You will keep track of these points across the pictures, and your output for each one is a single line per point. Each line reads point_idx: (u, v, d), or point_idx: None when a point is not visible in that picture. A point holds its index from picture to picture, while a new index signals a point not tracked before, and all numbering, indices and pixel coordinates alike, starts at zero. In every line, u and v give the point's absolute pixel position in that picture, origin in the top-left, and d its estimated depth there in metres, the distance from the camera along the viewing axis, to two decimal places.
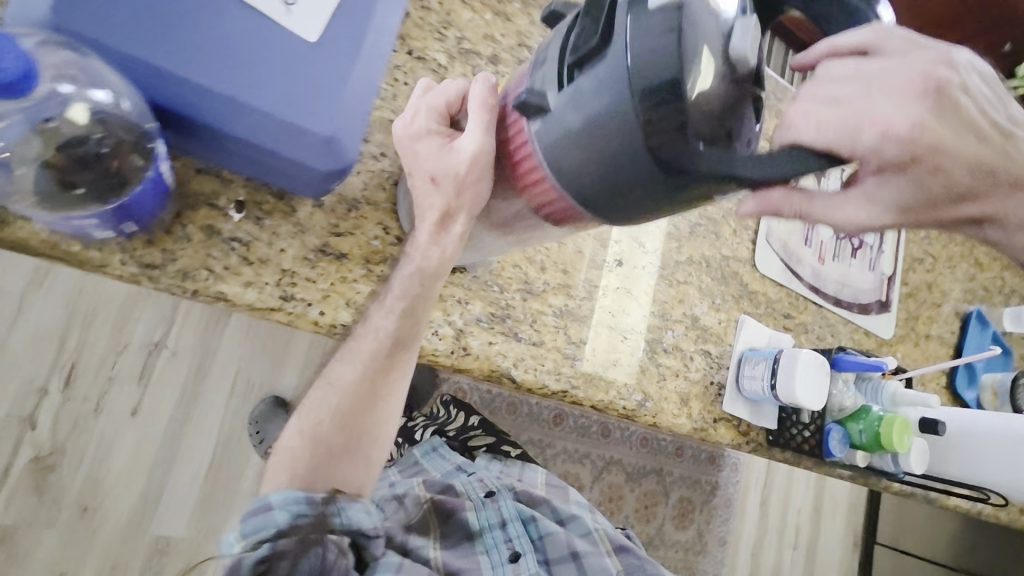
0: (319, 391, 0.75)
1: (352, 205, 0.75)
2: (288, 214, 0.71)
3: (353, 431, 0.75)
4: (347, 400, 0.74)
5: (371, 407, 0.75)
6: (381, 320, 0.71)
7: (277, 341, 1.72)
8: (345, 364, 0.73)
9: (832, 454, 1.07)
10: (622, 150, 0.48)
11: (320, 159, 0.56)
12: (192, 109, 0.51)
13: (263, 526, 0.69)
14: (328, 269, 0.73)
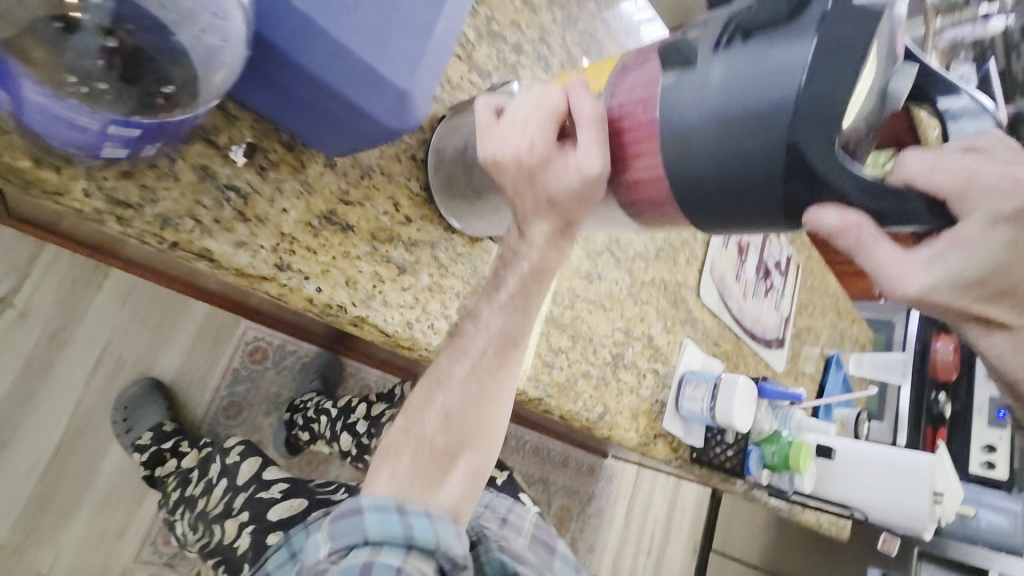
0: (421, 394, 0.66)
1: (365, 172, 0.67)
2: (295, 169, 0.60)
3: (459, 433, 0.66)
4: (457, 404, 0.65)
5: (480, 406, 0.66)
6: (487, 314, 0.64)
7: (164, 315, 1.47)
8: (459, 366, 0.65)
9: (748, 470, 1.20)
10: (759, 150, 0.43)
11: (388, 115, 0.49)
12: (259, 20, 0.43)
13: (354, 529, 0.63)
14: (331, 240, 0.63)
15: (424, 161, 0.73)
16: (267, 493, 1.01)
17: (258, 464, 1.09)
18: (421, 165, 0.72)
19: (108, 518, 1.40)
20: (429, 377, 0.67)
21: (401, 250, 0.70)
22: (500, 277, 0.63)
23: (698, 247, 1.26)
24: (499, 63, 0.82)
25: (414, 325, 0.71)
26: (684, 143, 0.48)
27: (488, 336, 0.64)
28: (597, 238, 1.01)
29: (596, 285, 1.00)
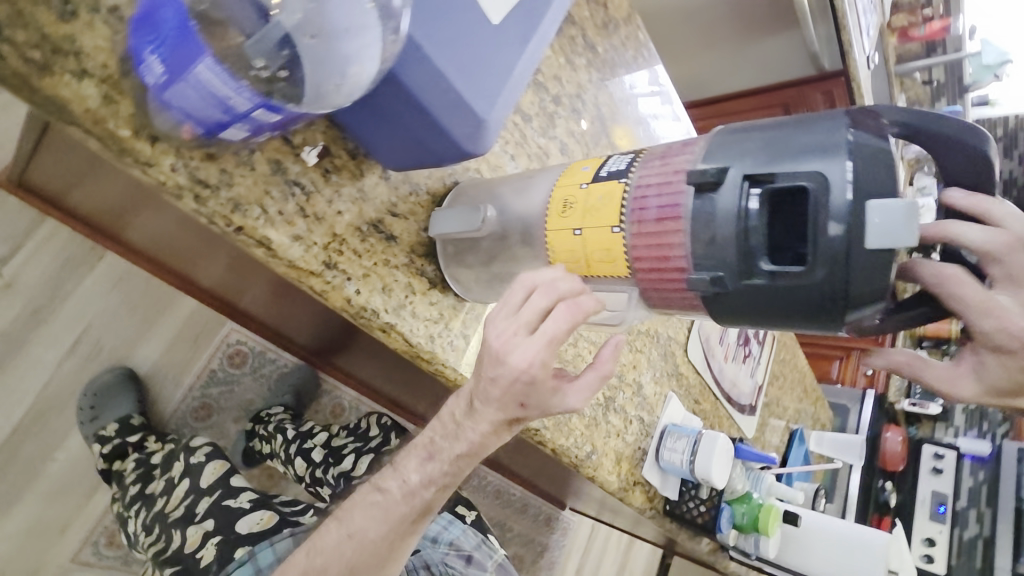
0: (326, 532, 0.68)
1: (414, 188, 0.71)
2: (355, 175, 0.64)
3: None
4: (365, 556, 0.66)
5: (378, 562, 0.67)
6: (402, 474, 0.66)
7: (151, 307, 1.45)
8: (372, 521, 0.66)
9: (718, 528, 1.23)
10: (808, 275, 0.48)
11: (465, 138, 0.53)
12: None
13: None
14: (376, 246, 0.67)
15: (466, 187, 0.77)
16: (235, 502, 0.98)
17: (224, 469, 1.06)
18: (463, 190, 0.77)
19: (50, 512, 1.32)
20: (342, 520, 0.68)
21: (435, 266, 0.73)
22: (427, 451, 0.65)
23: None
24: (538, 110, 0.90)
25: (437, 339, 0.73)
26: (716, 253, 0.52)
27: (409, 500, 0.66)
28: None
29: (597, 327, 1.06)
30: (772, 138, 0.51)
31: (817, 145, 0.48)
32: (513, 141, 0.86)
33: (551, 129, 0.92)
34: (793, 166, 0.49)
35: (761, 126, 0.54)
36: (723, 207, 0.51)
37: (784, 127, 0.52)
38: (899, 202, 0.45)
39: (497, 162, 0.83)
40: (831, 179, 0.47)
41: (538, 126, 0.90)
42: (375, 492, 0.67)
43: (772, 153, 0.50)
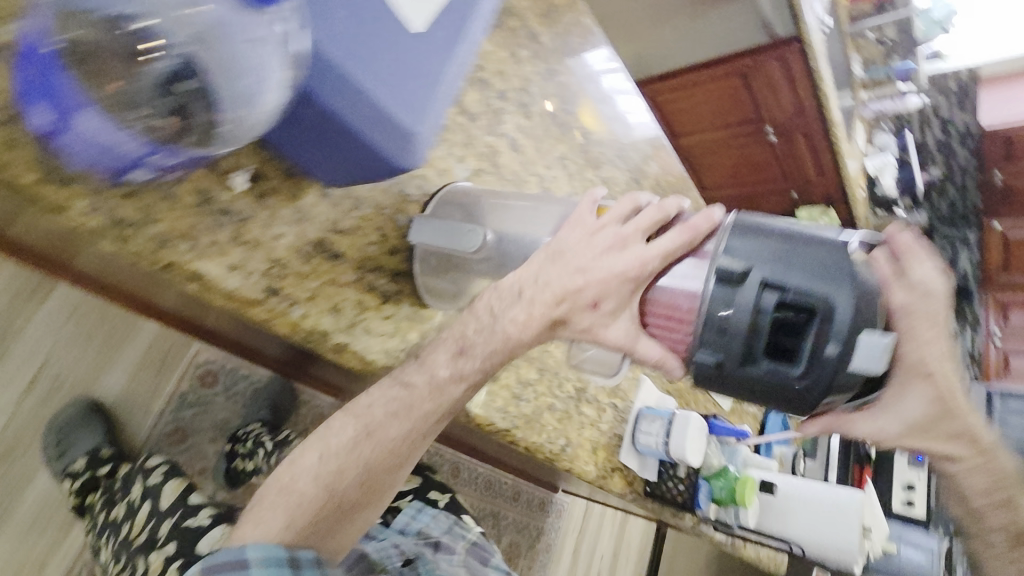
0: (339, 429, 0.65)
1: (357, 203, 0.69)
2: (292, 197, 0.62)
3: (358, 482, 0.65)
4: (379, 457, 0.65)
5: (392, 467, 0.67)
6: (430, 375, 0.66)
7: (111, 334, 1.41)
8: (391, 421, 0.65)
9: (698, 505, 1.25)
10: (778, 377, 0.52)
11: (396, 152, 0.52)
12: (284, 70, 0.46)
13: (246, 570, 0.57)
14: (321, 266, 0.65)
15: (412, 196, 0.75)
16: (194, 520, 0.97)
17: (182, 487, 1.04)
18: (410, 199, 0.75)
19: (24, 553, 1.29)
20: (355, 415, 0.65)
21: (386, 280, 0.72)
22: (458, 345, 0.66)
23: None
24: (483, 108, 0.88)
25: (394, 353, 0.72)
26: (713, 334, 0.54)
27: (436, 395, 0.65)
28: None
29: None
30: (781, 240, 0.55)
31: (826, 264, 0.52)
32: (459, 144, 0.84)
33: (498, 127, 0.91)
34: (805, 276, 0.52)
35: (778, 228, 0.56)
36: (745, 297, 0.52)
37: (791, 239, 0.55)
38: (883, 340, 0.51)
39: (444, 167, 0.81)
40: (837, 304, 0.50)
41: (484, 126, 0.88)
42: (389, 383, 0.66)
43: (783, 262, 0.53)
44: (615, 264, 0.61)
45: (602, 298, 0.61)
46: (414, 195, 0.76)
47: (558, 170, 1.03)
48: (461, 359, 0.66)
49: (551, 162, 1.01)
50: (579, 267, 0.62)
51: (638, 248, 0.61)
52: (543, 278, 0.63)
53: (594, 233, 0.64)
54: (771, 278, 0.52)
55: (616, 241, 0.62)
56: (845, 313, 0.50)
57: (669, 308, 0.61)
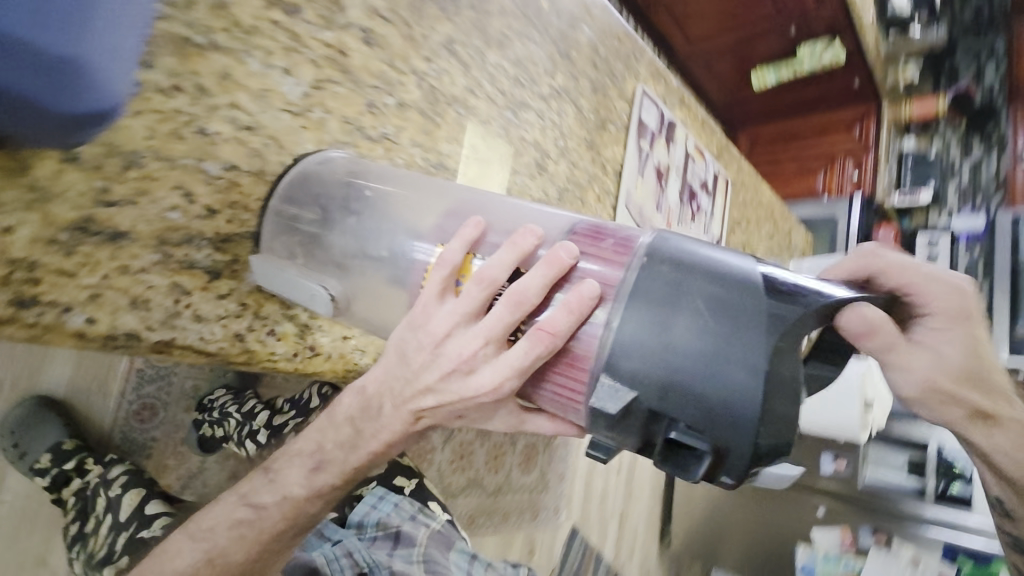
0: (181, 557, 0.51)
1: (130, 160, 0.52)
2: (13, 173, 0.45)
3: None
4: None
5: None
6: (282, 487, 0.52)
7: None
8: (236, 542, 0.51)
9: None
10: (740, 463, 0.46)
11: (63, 98, 0.35)
12: None
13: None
14: (95, 255, 0.50)
15: (220, 135, 0.58)
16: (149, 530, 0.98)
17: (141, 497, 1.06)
18: (217, 139, 0.58)
19: None
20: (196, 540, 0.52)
21: (208, 252, 0.57)
22: (315, 459, 0.52)
23: (610, 182, 1.16)
24: None
25: (246, 335, 0.60)
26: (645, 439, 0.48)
27: (291, 517, 0.52)
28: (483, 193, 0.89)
29: None
30: (717, 337, 0.40)
31: (736, 397, 0.39)
32: (282, 49, 0.63)
33: (340, 15, 0.69)
34: (715, 420, 0.39)
35: (705, 297, 0.42)
36: (627, 426, 0.42)
37: (664, 325, 0.42)
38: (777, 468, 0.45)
39: (264, 85, 0.61)
40: (752, 423, 0.38)
41: (317, 17, 0.66)
42: (232, 504, 0.53)
43: (659, 372, 0.41)
44: (483, 385, 0.45)
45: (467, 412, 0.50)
46: (222, 132, 0.58)
47: (445, 57, 0.81)
48: (320, 466, 0.52)
49: (432, 49, 0.80)
50: (429, 385, 0.47)
51: (493, 362, 0.45)
52: (393, 398, 0.49)
53: (430, 332, 0.47)
54: (672, 412, 0.40)
55: (463, 358, 0.46)
56: (754, 445, 0.39)
57: (562, 380, 0.47)
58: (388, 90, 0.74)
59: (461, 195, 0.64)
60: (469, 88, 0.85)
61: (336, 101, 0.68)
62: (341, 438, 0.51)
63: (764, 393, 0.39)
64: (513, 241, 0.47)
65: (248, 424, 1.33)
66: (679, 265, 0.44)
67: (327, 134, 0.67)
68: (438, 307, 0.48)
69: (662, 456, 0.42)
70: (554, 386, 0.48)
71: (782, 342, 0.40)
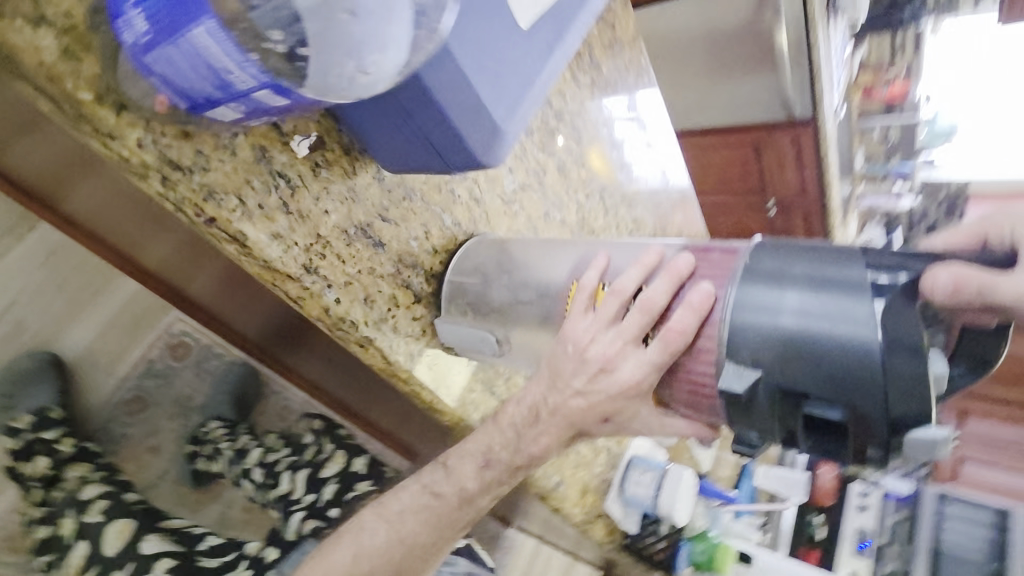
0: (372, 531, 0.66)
1: (408, 193, 0.65)
2: (347, 174, 0.58)
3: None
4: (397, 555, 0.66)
5: None
6: None
7: (93, 283, 1.24)
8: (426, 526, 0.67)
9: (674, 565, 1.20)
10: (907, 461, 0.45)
11: (480, 149, 0.49)
12: None
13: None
14: (362, 253, 0.60)
15: (461, 197, 0.72)
16: None
17: None
18: (458, 200, 0.72)
19: None
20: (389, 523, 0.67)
21: (421, 280, 0.68)
22: (485, 457, 0.65)
23: None
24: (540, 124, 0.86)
25: (413, 357, 0.67)
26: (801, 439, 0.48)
27: (463, 507, 0.67)
28: None
29: None
30: (830, 317, 0.42)
31: (862, 366, 0.40)
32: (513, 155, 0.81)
33: (548, 146, 0.88)
34: (844, 392, 0.41)
35: (803, 283, 0.44)
36: (761, 411, 0.45)
37: (785, 312, 0.44)
38: (932, 436, 0.39)
39: (495, 175, 0.78)
40: (887, 385, 0.39)
41: (537, 142, 0.85)
42: (416, 492, 0.68)
43: (802, 356, 0.43)
44: (626, 380, 0.52)
45: (611, 412, 0.56)
46: (462, 197, 0.72)
47: (597, 200, 1.01)
48: None
49: (591, 191, 0.99)
50: (579, 389, 0.55)
51: (632, 359, 0.51)
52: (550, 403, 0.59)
53: (573, 343, 0.55)
54: (794, 386, 0.43)
55: (605, 359, 0.53)
56: (887, 411, 0.40)
57: (691, 381, 0.49)
58: (560, 209, 0.91)
59: (598, 240, 0.63)
60: (606, 228, 1.03)
61: (530, 203, 0.84)
62: None
63: (886, 358, 0.40)
64: (641, 259, 0.53)
65: (261, 464, 1.24)
66: (778, 265, 0.47)
67: (518, 224, 0.82)
68: (585, 312, 0.55)
69: (809, 436, 0.45)
70: (687, 389, 0.50)
71: (883, 312, 0.41)
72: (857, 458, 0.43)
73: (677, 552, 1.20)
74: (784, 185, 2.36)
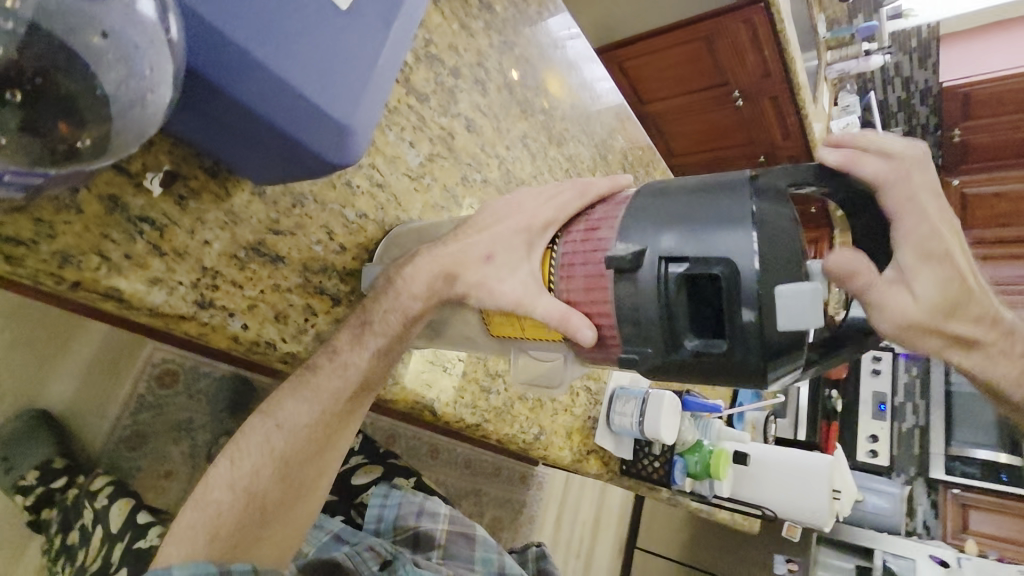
0: (249, 430, 0.61)
1: (296, 199, 0.63)
2: (219, 198, 0.56)
3: (292, 477, 0.63)
4: (294, 442, 0.61)
5: (307, 461, 0.63)
6: (333, 350, 0.62)
7: (47, 346, 1.13)
8: (297, 405, 0.61)
9: (675, 481, 1.23)
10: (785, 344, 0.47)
11: (328, 150, 0.47)
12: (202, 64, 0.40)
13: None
14: (260, 272, 0.59)
15: (359, 188, 0.70)
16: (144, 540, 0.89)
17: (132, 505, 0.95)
18: (356, 192, 0.70)
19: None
20: (265, 412, 0.62)
21: (335, 281, 0.67)
22: (361, 322, 0.62)
23: None
24: (436, 85, 0.82)
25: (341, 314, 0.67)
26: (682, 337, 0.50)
27: (346, 376, 0.62)
28: None
29: None
30: (705, 231, 0.48)
31: (740, 220, 0.47)
32: (411, 127, 0.77)
33: (451, 106, 0.84)
34: (712, 249, 0.47)
35: (687, 185, 0.52)
36: (648, 281, 0.49)
37: (682, 196, 0.51)
38: (805, 287, 0.44)
39: (394, 153, 0.75)
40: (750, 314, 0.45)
41: (437, 105, 0.82)
42: (293, 381, 0.62)
43: (689, 222, 0.49)
44: (536, 215, 0.59)
45: (497, 249, 0.58)
46: (360, 186, 0.70)
47: (519, 148, 0.97)
48: (365, 329, 0.62)
49: (511, 140, 0.96)
50: (490, 228, 0.60)
51: (547, 207, 0.59)
52: (454, 238, 0.61)
53: (504, 206, 0.62)
54: (676, 251, 0.48)
55: (524, 203, 0.61)
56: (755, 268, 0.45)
57: (586, 246, 0.56)
58: (477, 168, 0.88)
59: None
60: (535, 174, 1.00)
61: (440, 171, 0.82)
62: (377, 305, 0.62)
63: (760, 240, 0.45)
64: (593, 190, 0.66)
65: None
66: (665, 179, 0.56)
67: (432, 196, 0.79)
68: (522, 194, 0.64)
69: (679, 295, 0.48)
70: (581, 257, 0.56)
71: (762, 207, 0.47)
72: (733, 325, 0.46)
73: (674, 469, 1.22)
74: (747, 72, 2.24)
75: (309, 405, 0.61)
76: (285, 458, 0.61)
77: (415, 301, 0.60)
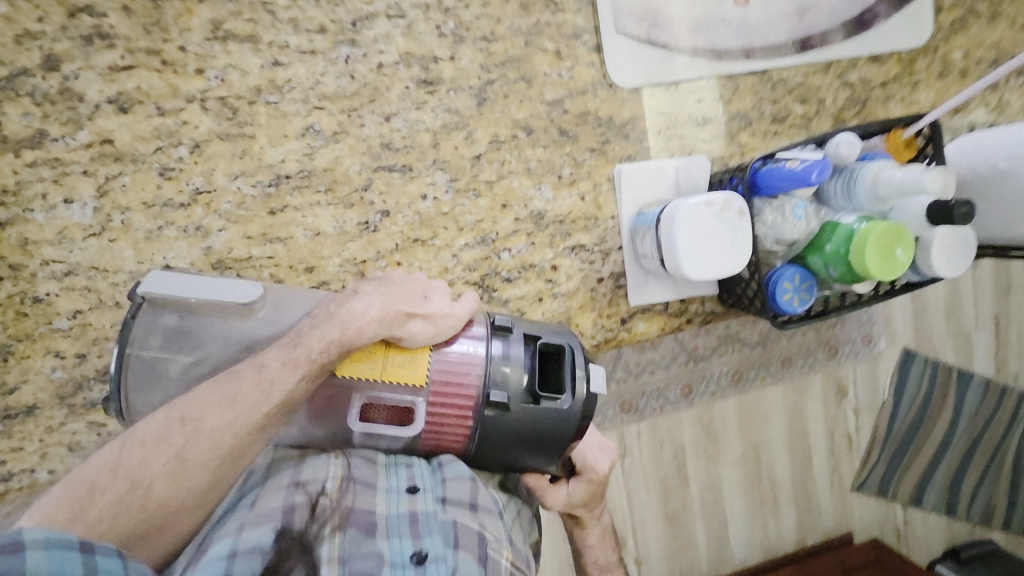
0: (149, 419, 0.48)
1: (7, 351, 0.65)
2: None
3: (191, 484, 0.47)
4: (198, 446, 0.47)
5: (206, 468, 0.48)
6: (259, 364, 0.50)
7: None
8: (210, 406, 0.48)
9: (795, 310, 0.71)
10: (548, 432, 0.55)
11: None
12: None
13: None
14: (27, 427, 0.66)
15: (51, 293, 0.65)
16: None
17: None
18: (52, 298, 0.65)
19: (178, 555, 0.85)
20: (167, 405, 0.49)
21: (100, 386, 0.68)
22: (291, 338, 0.51)
23: (575, 15, 0.75)
24: (41, 105, 0.63)
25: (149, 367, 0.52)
26: (495, 418, 0.54)
27: (270, 395, 0.49)
28: (352, 170, 0.71)
29: (389, 226, 0.73)
30: (548, 334, 0.57)
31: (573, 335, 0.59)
32: (52, 183, 0.64)
33: (83, 105, 0.63)
34: (551, 360, 0.57)
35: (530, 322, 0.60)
36: (516, 366, 0.54)
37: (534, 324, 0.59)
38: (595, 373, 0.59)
39: (58, 227, 0.64)
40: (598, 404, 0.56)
41: (62, 126, 0.63)
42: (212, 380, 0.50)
43: (550, 331, 0.58)
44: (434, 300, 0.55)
45: (428, 294, 0.56)
46: (52, 291, 0.65)
47: (220, 50, 0.66)
48: (297, 342, 0.50)
49: (199, 54, 0.65)
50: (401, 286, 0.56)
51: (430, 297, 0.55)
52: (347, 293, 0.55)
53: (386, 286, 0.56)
54: (535, 348, 0.56)
55: (412, 287, 0.56)
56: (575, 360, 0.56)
57: (462, 362, 0.54)
58: (173, 142, 0.66)
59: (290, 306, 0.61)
60: (272, 62, 0.67)
61: (127, 194, 0.66)
62: (312, 320, 0.52)
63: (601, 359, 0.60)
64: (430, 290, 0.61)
65: None
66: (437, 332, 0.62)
67: (137, 232, 0.66)
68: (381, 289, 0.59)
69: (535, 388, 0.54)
70: (449, 368, 0.54)
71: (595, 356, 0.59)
72: (544, 408, 0.54)
73: (775, 293, 0.70)
74: None
75: (227, 408, 0.48)
76: (180, 461, 0.47)
77: (320, 341, 0.50)
